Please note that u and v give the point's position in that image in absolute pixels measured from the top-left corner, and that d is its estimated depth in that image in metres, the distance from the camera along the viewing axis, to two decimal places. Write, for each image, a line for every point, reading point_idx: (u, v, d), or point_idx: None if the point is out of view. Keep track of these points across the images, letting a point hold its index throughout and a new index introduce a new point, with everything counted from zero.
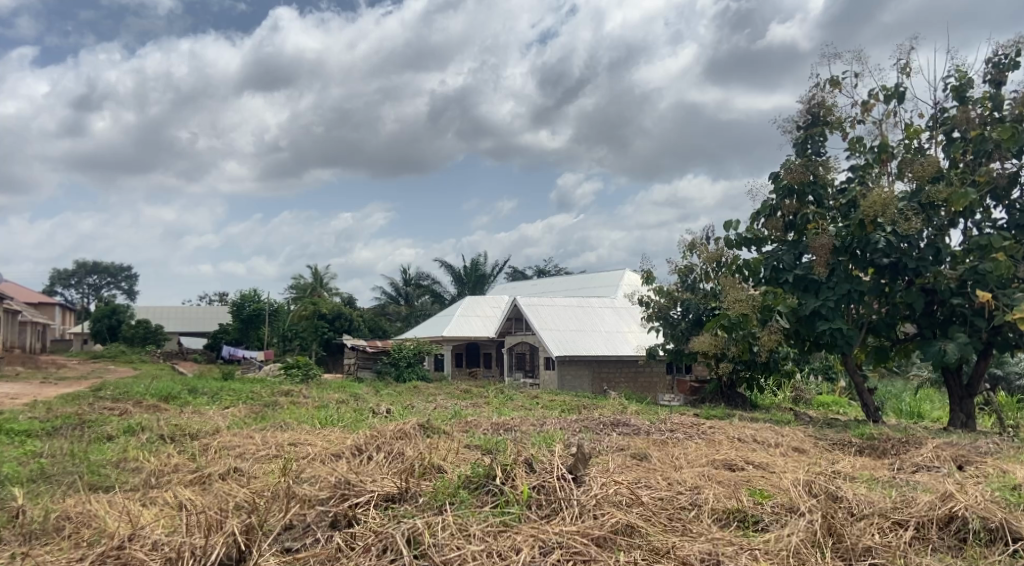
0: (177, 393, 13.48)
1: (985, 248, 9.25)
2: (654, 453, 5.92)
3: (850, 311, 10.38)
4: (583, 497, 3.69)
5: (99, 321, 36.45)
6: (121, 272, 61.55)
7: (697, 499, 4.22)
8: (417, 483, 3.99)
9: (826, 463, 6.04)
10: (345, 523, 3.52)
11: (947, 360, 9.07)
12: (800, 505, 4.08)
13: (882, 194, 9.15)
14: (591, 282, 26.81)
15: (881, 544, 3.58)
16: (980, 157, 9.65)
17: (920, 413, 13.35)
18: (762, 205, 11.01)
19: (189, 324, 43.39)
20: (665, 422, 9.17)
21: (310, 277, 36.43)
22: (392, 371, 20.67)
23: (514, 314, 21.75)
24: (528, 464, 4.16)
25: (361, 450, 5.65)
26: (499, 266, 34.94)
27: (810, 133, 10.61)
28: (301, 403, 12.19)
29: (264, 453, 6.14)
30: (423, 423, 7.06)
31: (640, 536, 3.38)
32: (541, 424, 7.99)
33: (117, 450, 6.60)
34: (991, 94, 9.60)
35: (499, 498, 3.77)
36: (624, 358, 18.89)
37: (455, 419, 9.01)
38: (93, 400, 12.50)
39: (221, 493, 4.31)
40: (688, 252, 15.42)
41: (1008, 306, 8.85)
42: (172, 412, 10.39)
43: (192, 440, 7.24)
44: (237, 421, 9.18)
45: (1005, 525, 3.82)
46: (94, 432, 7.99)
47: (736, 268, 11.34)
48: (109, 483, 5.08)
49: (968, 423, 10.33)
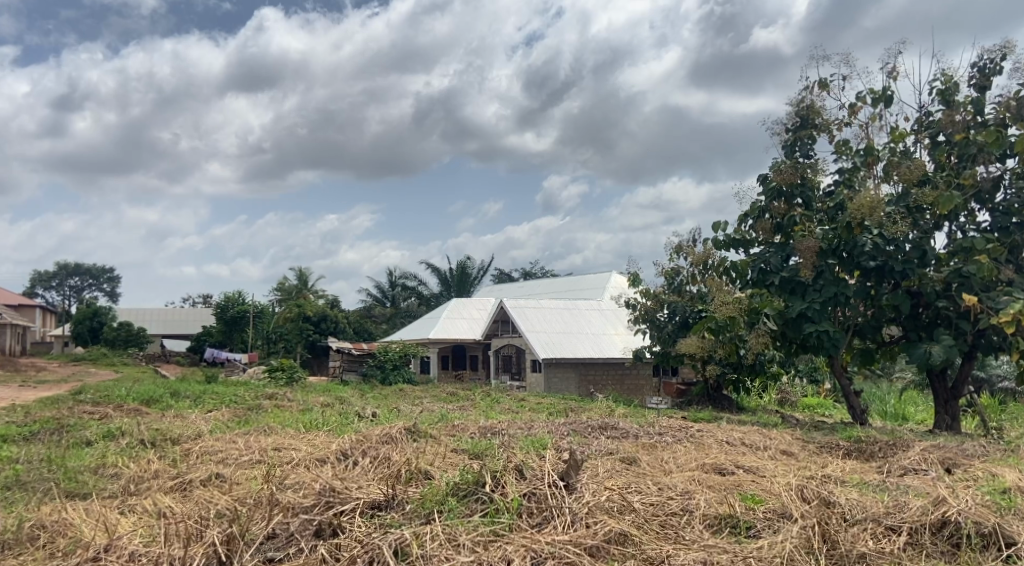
0: (159, 396, 13.33)
1: (969, 250, 9.28)
2: (643, 457, 5.86)
3: (836, 314, 10.40)
4: (575, 505, 3.60)
5: (80, 323, 35.92)
6: (104, 273, 60.79)
7: (689, 504, 4.17)
8: (404, 490, 3.90)
9: (815, 467, 5.99)
10: (330, 532, 3.40)
11: (932, 363, 9.10)
12: (793, 511, 4.02)
13: (869, 197, 9.16)
14: (578, 284, 26.77)
15: (874, 551, 3.52)
16: (964, 161, 9.71)
17: (904, 416, 13.50)
18: (751, 208, 11.02)
19: (173, 325, 43.00)
20: (653, 425, 9.09)
21: (296, 278, 36.20)
22: (377, 373, 20.50)
23: (500, 316, 21.68)
24: (518, 472, 4.08)
25: (346, 455, 5.56)
26: (485, 269, 34.83)
27: (798, 136, 10.63)
28: (284, 406, 12.03)
29: (247, 459, 5.99)
30: (409, 427, 6.94)
31: (633, 544, 3.31)
32: (528, 428, 7.88)
33: (95, 456, 6.43)
34: (975, 98, 9.66)
35: (488, 506, 3.68)
36: (611, 360, 18.84)
37: (441, 423, 8.89)
38: (72, 404, 12.27)
39: (203, 501, 4.18)
40: (675, 255, 15.40)
41: (993, 309, 8.88)
42: (152, 416, 10.20)
43: (173, 445, 7.10)
44: (220, 425, 9.02)
45: (998, 530, 3.79)
46: (74, 437, 7.81)
47: (723, 271, 11.37)
48: (85, 490, 4.94)
49: (953, 426, 10.38)
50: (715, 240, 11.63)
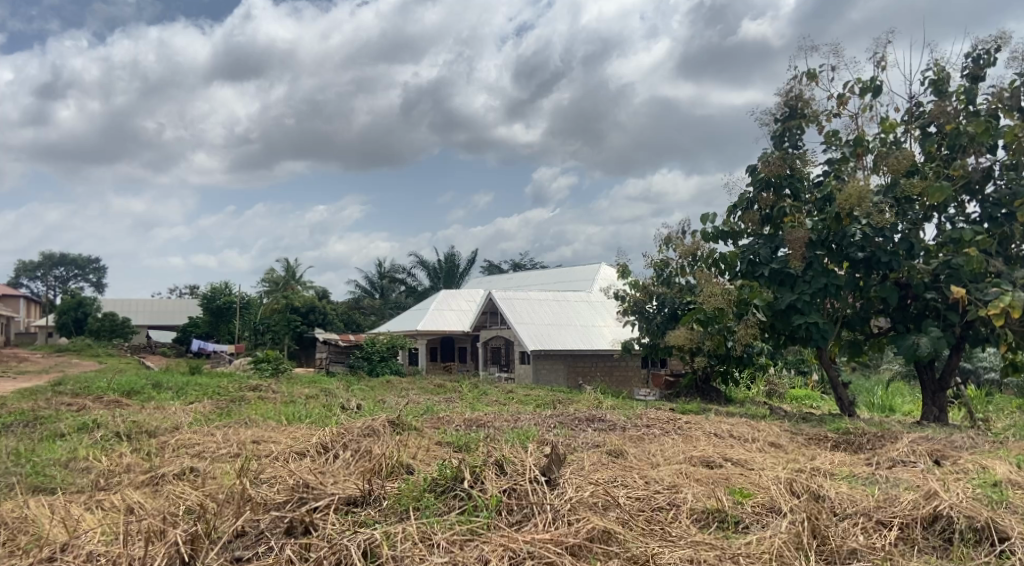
0: (140, 387, 13.07)
1: (958, 242, 9.24)
2: (630, 450, 5.75)
3: (825, 305, 10.33)
4: (557, 502, 3.47)
5: (64, 314, 35.42)
6: (89, 264, 60.05)
7: (675, 499, 4.07)
8: (381, 486, 3.77)
9: (804, 460, 5.88)
10: (301, 530, 3.24)
11: (920, 354, 9.04)
12: (781, 505, 3.93)
13: (858, 188, 9.08)
14: (567, 276, 26.67)
15: (865, 546, 3.42)
16: (955, 152, 9.65)
17: (890, 406, 13.53)
18: (740, 199, 10.90)
19: (160, 317, 42.54)
20: (641, 417, 8.97)
21: (283, 270, 35.80)
22: (364, 365, 20.30)
23: (489, 308, 21.56)
24: (498, 467, 3.95)
25: (327, 449, 5.40)
26: (474, 260, 34.58)
27: (787, 127, 10.51)
28: (268, 398, 11.83)
29: (225, 452, 5.85)
30: (393, 419, 6.78)
31: (617, 543, 3.17)
32: (515, 420, 7.74)
33: (67, 449, 6.23)
34: (968, 88, 9.57)
35: (466, 503, 3.54)
36: (599, 352, 18.76)
37: (426, 415, 8.71)
38: (49, 396, 11.98)
39: (173, 496, 4.02)
40: (664, 246, 15.29)
41: (981, 300, 8.83)
42: (129, 409, 9.96)
43: (148, 438, 6.90)
44: (199, 417, 8.82)
45: (991, 525, 3.69)
46: (46, 430, 7.57)
47: (711, 262, 11.28)
48: (51, 485, 4.77)
49: (941, 417, 10.35)
50: (703, 231, 11.53)
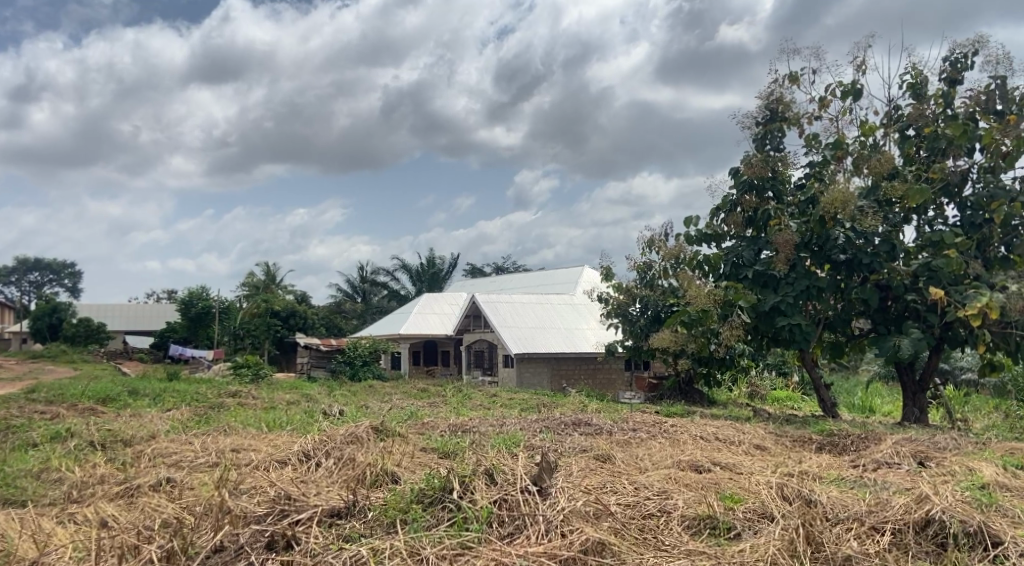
0: (116, 394, 12.77)
1: (937, 244, 9.29)
2: (618, 455, 5.68)
3: (807, 308, 10.33)
4: (549, 512, 3.37)
5: (39, 319, 34.75)
6: (65, 268, 59.13)
7: (667, 505, 4.01)
8: (365, 496, 3.66)
9: (791, 463, 5.86)
10: (283, 544, 3.12)
11: (900, 355, 9.07)
12: (774, 511, 3.88)
13: (841, 192, 9.11)
14: (549, 279, 26.60)
15: (861, 553, 3.35)
16: (933, 154, 9.73)
17: (871, 407, 13.61)
18: (723, 202, 10.89)
19: (137, 322, 41.85)
20: (627, 421, 8.90)
21: (263, 274, 35.41)
22: (346, 370, 20.06)
23: (472, 311, 21.41)
24: (488, 476, 3.85)
25: (308, 457, 5.27)
26: (456, 262, 34.41)
27: (769, 129, 10.49)
28: (248, 405, 11.62)
29: (203, 461, 5.69)
30: (376, 426, 6.64)
31: (612, 554, 3.09)
32: (500, 425, 7.65)
33: (40, 460, 6.05)
34: (946, 91, 9.66)
35: (456, 514, 3.44)
36: (583, 355, 18.70)
37: (410, 421, 8.60)
38: (21, 404, 11.68)
39: (149, 509, 3.88)
40: (647, 249, 15.28)
41: (960, 302, 8.88)
42: (104, 416, 9.71)
43: (123, 448, 6.71)
44: (177, 425, 8.62)
45: (984, 529, 3.65)
46: (18, 440, 7.36)
47: (695, 264, 11.26)
48: (23, 497, 4.60)
49: (921, 417, 10.39)
50: (687, 234, 11.52)
